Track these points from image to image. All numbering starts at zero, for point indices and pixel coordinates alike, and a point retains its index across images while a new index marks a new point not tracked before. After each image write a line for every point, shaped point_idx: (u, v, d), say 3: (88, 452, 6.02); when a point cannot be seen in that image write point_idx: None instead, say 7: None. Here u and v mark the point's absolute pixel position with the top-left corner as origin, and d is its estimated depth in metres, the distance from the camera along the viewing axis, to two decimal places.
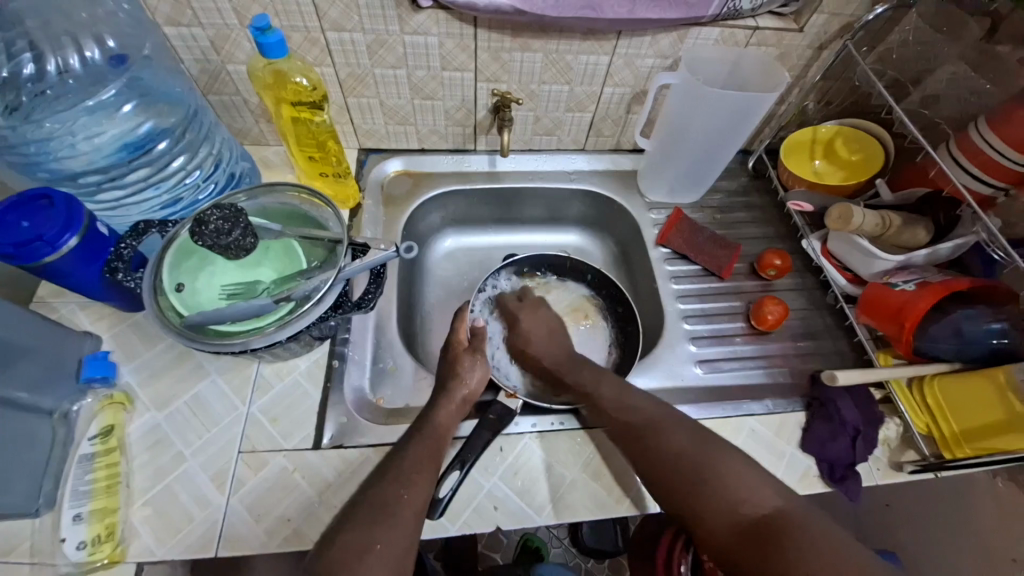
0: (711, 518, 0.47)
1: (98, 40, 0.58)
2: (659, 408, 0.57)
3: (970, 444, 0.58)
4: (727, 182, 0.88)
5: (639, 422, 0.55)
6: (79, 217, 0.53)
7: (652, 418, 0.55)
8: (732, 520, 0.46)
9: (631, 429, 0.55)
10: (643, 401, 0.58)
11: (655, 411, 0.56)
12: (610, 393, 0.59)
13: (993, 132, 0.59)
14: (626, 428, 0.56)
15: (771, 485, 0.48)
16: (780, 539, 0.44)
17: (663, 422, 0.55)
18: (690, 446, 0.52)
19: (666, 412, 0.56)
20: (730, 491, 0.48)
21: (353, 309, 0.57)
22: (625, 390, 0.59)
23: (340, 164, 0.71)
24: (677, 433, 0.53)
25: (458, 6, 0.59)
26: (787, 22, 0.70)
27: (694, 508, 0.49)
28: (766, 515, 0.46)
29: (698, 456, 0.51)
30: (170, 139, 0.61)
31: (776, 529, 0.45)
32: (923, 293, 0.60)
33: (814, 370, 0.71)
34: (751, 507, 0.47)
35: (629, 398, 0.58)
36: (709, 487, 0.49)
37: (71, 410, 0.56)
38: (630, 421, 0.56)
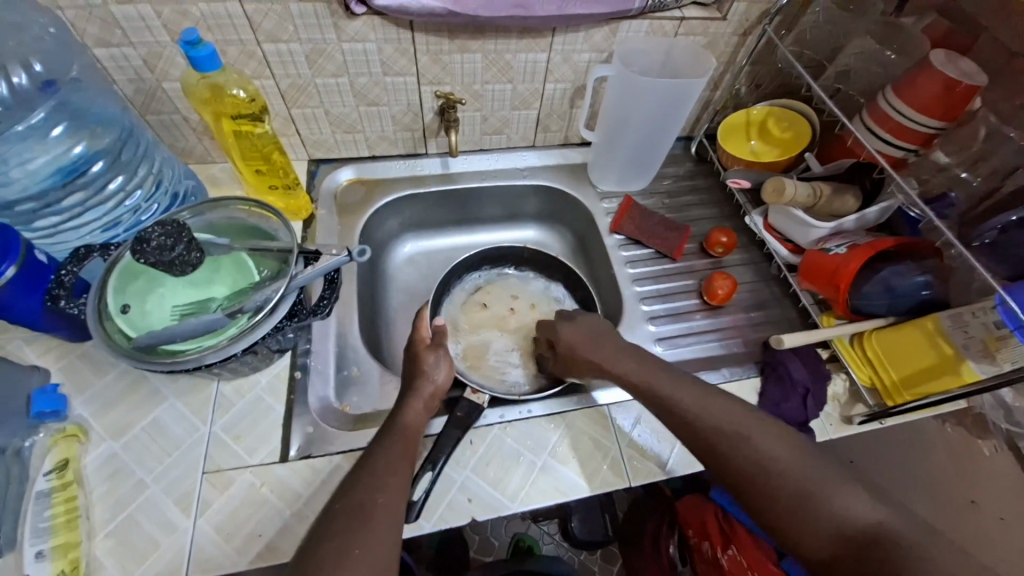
0: (812, 537, 0.46)
1: (25, 65, 0.55)
2: (746, 415, 0.54)
3: (908, 390, 0.62)
4: (674, 168, 0.92)
5: (727, 434, 0.52)
6: (14, 245, 0.52)
7: (740, 430, 0.52)
8: (835, 539, 0.46)
9: (720, 442, 0.52)
10: (729, 408, 0.54)
11: (742, 419, 0.53)
12: (693, 403, 0.55)
13: (899, 98, 0.64)
14: (713, 442, 0.52)
15: (866, 496, 0.47)
16: (890, 558, 0.43)
17: (750, 432, 0.52)
18: (787, 459, 0.50)
19: (754, 421, 0.53)
20: (834, 507, 0.47)
21: (310, 316, 0.57)
22: (707, 401, 0.55)
23: (287, 174, 0.71)
24: (771, 446, 0.51)
25: (392, 11, 0.60)
26: (710, 11, 0.73)
27: (790, 525, 0.47)
28: (872, 532, 0.45)
29: (796, 472, 0.49)
30: (106, 160, 0.60)
31: (886, 548, 0.44)
32: (852, 255, 0.64)
33: (765, 337, 0.75)
34: (855, 523, 0.46)
35: (717, 409, 0.54)
36: (812, 504, 0.47)
37: (23, 446, 0.53)
38: (717, 438, 0.52)
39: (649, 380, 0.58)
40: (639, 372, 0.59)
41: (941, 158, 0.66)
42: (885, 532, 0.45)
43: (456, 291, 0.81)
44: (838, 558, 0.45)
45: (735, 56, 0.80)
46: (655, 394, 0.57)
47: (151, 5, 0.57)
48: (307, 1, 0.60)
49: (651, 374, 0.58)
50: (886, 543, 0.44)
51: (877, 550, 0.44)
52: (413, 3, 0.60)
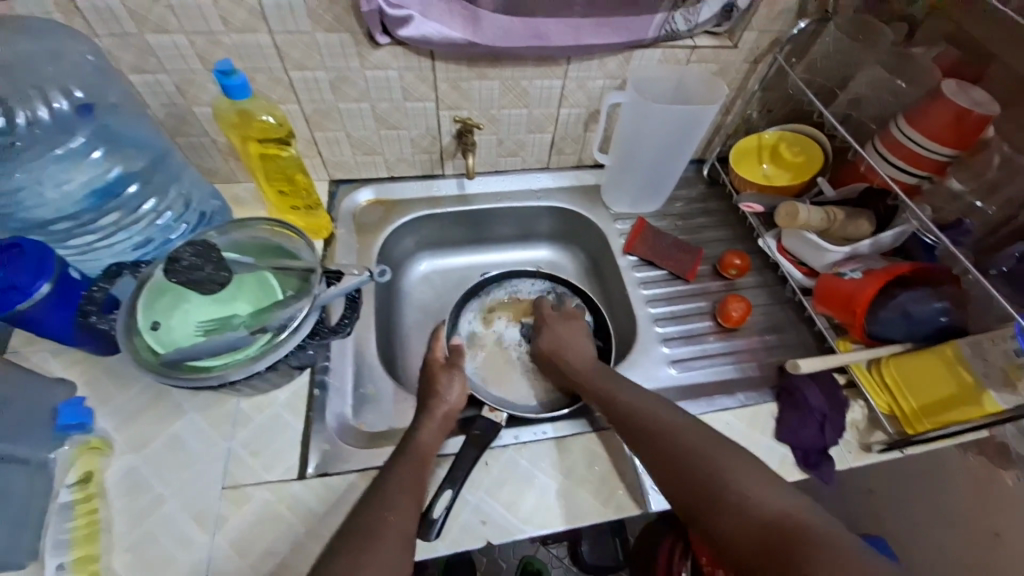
0: (726, 527, 0.47)
1: (65, 91, 0.58)
2: (678, 416, 0.58)
3: (928, 418, 0.62)
4: (686, 191, 0.93)
5: (660, 433, 0.56)
6: (49, 263, 0.54)
7: (669, 426, 0.57)
8: (745, 529, 0.46)
9: (653, 438, 0.56)
10: (662, 407, 0.59)
11: (676, 421, 0.57)
12: (637, 405, 0.60)
13: (913, 127, 0.64)
14: (649, 439, 0.56)
15: (782, 490, 0.48)
16: (791, 544, 0.43)
17: (679, 431, 0.56)
18: (708, 453, 0.53)
19: (687, 422, 0.57)
20: (743, 497, 0.48)
21: (330, 335, 0.59)
22: (642, 400, 0.60)
23: (310, 195, 0.74)
24: (697, 443, 0.54)
25: (414, 41, 0.62)
26: (721, 40, 0.74)
27: (709, 515, 0.49)
28: (779, 519, 0.45)
29: (714, 465, 0.51)
30: (140, 183, 0.63)
31: (790, 535, 0.44)
32: (868, 280, 0.64)
33: (781, 361, 0.75)
34: (762, 511, 0.46)
35: (654, 411, 0.59)
36: (724, 494, 0.49)
37: (48, 458, 0.54)
38: (644, 432, 0.57)
39: (604, 382, 0.64)
40: (603, 374, 0.65)
41: (955, 186, 0.66)
42: (792, 521, 0.45)
43: (468, 310, 0.81)
44: (749, 549, 0.45)
45: (746, 83, 0.81)
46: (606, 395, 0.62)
47: (186, 36, 0.60)
48: (332, 32, 0.62)
49: (610, 376, 0.65)
50: (792, 531, 0.44)
51: (780, 537, 0.44)
52: (435, 34, 0.62)
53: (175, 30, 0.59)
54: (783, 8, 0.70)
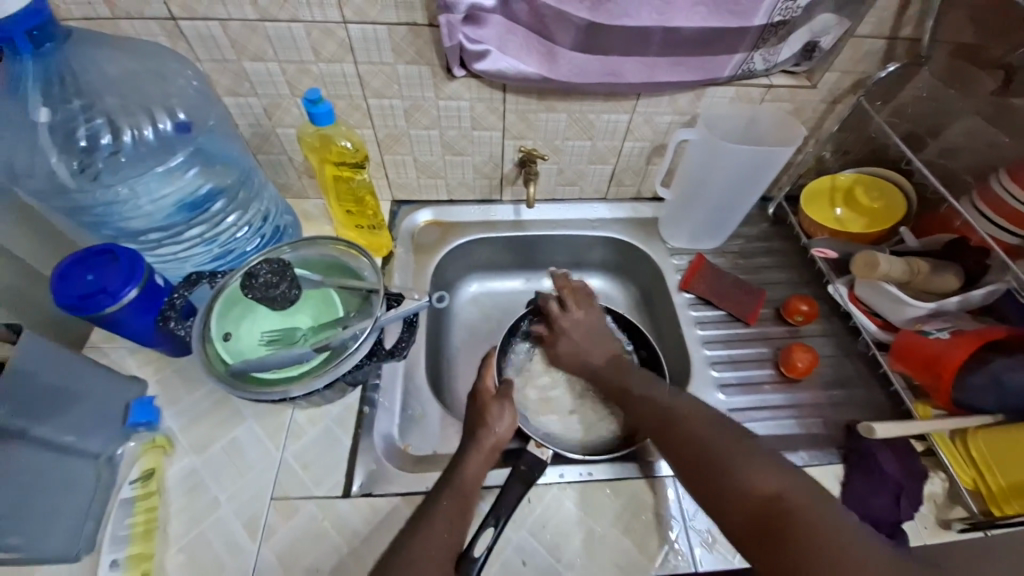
0: (725, 508, 0.47)
1: (170, 113, 0.63)
2: (691, 405, 0.57)
3: (1018, 501, 0.55)
4: (748, 228, 0.90)
5: (665, 420, 0.57)
6: (139, 270, 0.58)
7: (680, 414, 0.56)
8: (743, 509, 0.45)
9: (659, 423, 0.57)
10: (676, 397, 0.59)
11: (678, 407, 0.57)
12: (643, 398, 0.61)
13: (1015, 184, 0.60)
14: (656, 429, 0.58)
15: (777, 470, 0.46)
16: (783, 526, 0.42)
17: (680, 417, 0.56)
18: (706, 437, 0.52)
19: (690, 407, 0.57)
20: (737, 478, 0.47)
21: (387, 357, 0.60)
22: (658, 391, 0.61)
23: (375, 216, 0.76)
24: (695, 427, 0.54)
25: (489, 75, 0.64)
26: (800, 79, 0.72)
27: (711, 499, 0.49)
28: (770, 499, 0.44)
29: (711, 448, 0.51)
30: (226, 198, 0.67)
31: (782, 516, 0.43)
32: (956, 342, 0.60)
33: (849, 419, 0.69)
34: (754, 490, 0.45)
35: (657, 399, 0.60)
36: (720, 476, 0.48)
37: (116, 453, 0.58)
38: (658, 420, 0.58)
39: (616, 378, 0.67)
40: (615, 374, 0.67)
41: None
42: (783, 502, 0.44)
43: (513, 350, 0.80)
44: (747, 528, 0.45)
45: (822, 123, 0.78)
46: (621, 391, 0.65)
47: (279, 64, 0.64)
48: (413, 64, 0.65)
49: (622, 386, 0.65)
50: (783, 510, 0.43)
51: (773, 518, 0.43)
52: (510, 69, 0.63)
53: (270, 58, 0.64)
54: (868, 49, 0.68)
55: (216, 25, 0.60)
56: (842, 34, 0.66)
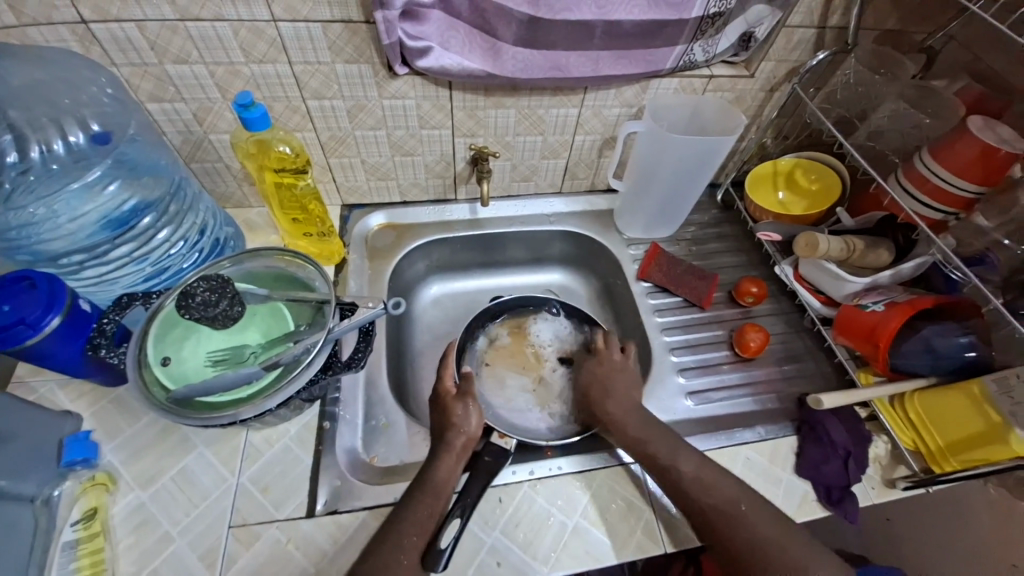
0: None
1: (83, 124, 0.58)
2: (737, 488, 0.54)
3: (956, 457, 0.59)
4: (699, 215, 0.93)
5: (693, 482, 0.55)
6: (61, 296, 0.53)
7: (731, 498, 0.53)
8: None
9: (685, 484, 0.55)
10: (714, 473, 0.56)
11: (705, 469, 0.56)
12: (665, 451, 0.58)
13: (937, 161, 0.64)
14: (690, 495, 0.54)
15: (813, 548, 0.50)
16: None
17: (729, 497, 0.53)
18: (745, 510, 0.52)
19: (713, 469, 0.56)
20: (785, 558, 0.49)
21: (344, 369, 0.57)
22: (692, 460, 0.57)
23: (324, 223, 0.73)
24: (729, 496, 0.54)
25: (433, 72, 0.62)
26: (738, 69, 0.75)
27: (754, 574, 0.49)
28: None
29: (752, 521, 0.52)
30: (155, 213, 0.62)
31: None
32: (893, 313, 0.63)
33: (800, 392, 0.73)
34: None
35: (680, 457, 0.57)
36: (769, 555, 0.49)
37: (52, 496, 0.53)
38: (703, 499, 0.54)
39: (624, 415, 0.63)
40: (617, 405, 0.64)
41: (982, 223, 0.65)
42: None
43: (473, 353, 0.78)
44: None
45: (762, 110, 0.82)
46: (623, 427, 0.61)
47: (206, 66, 0.60)
48: (352, 63, 0.63)
49: (638, 416, 0.62)
50: None
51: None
52: (454, 65, 0.62)
53: (195, 61, 0.60)
54: (800, 38, 0.71)
55: (130, 26, 0.55)
56: (775, 24, 0.69)
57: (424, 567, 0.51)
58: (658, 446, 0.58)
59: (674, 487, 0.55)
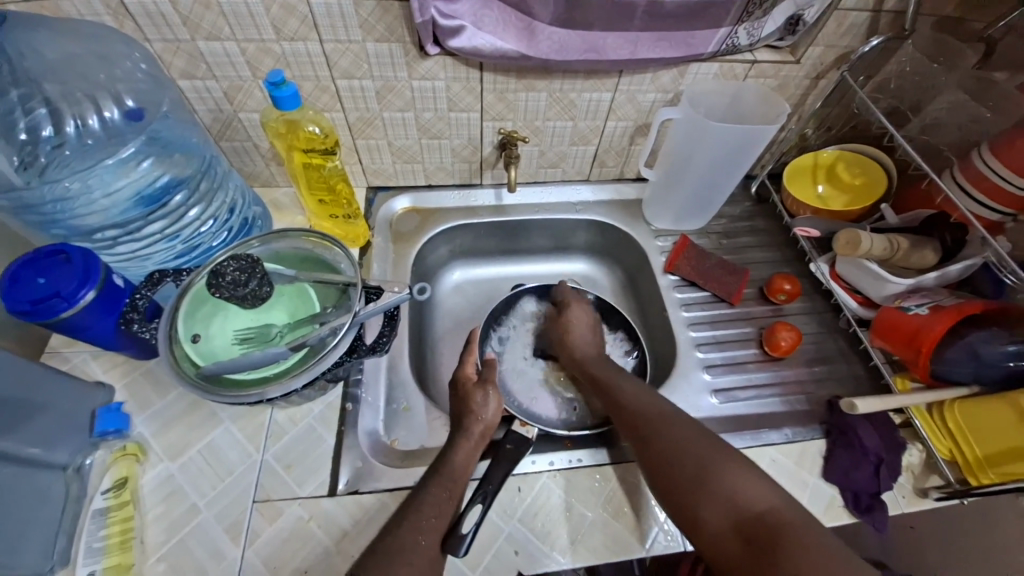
0: (708, 515, 0.47)
1: (117, 100, 0.59)
2: (729, 450, 0.52)
3: (994, 469, 0.57)
4: (731, 208, 0.90)
5: (647, 423, 0.56)
6: (95, 268, 0.54)
7: (724, 458, 0.51)
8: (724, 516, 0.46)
9: (641, 425, 0.56)
10: (709, 436, 0.54)
11: (665, 413, 0.57)
12: (667, 412, 0.57)
13: (997, 158, 0.60)
14: (674, 451, 0.52)
15: (771, 486, 0.47)
16: (773, 536, 0.43)
17: (719, 455, 0.51)
18: (694, 447, 0.52)
19: (675, 414, 0.56)
20: (727, 488, 0.48)
21: (368, 353, 0.57)
22: (686, 425, 0.55)
23: (351, 206, 0.73)
24: (716, 452, 0.51)
25: (464, 52, 0.61)
26: (783, 55, 0.71)
27: (688, 506, 0.49)
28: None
29: (699, 456, 0.51)
30: (186, 191, 0.63)
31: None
32: (937, 317, 0.60)
33: (831, 395, 0.71)
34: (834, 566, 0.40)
35: (676, 422, 0.55)
36: (707, 483, 0.49)
37: (84, 463, 0.55)
38: (690, 459, 0.51)
39: (607, 376, 0.64)
40: (600, 367, 0.66)
41: None
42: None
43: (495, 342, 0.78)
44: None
45: (805, 99, 0.78)
46: (603, 386, 0.63)
47: (237, 43, 0.60)
48: (383, 42, 0.61)
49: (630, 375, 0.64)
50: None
51: (760, 527, 0.44)
52: (487, 46, 0.60)
53: (226, 37, 0.59)
54: (853, 22, 0.67)
55: (164, 1, 0.55)
56: (827, 6, 0.65)
57: (445, 552, 0.51)
58: (650, 406, 0.58)
59: (661, 446, 0.54)
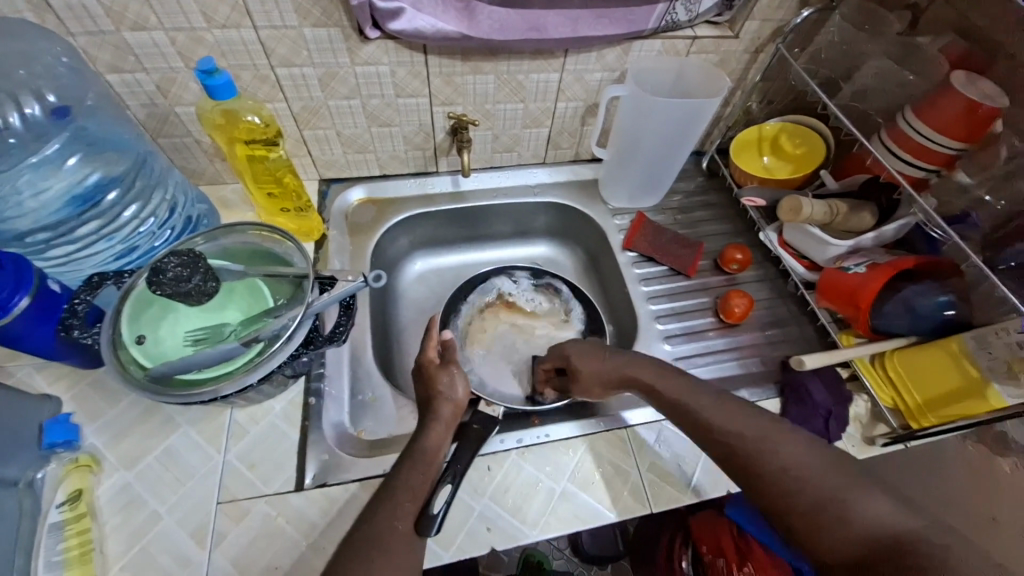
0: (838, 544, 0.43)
1: (38, 96, 0.55)
2: (844, 471, 0.47)
3: (934, 413, 0.61)
4: (684, 183, 0.92)
5: (749, 446, 0.50)
6: (28, 277, 0.51)
7: (844, 480, 0.46)
8: (857, 548, 0.43)
9: (741, 450, 0.51)
10: (819, 451, 0.49)
11: (767, 432, 0.51)
12: (761, 433, 0.51)
13: (920, 120, 0.63)
14: (783, 473, 0.48)
15: (896, 506, 0.44)
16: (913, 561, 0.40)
17: (836, 474, 0.47)
18: (811, 471, 0.47)
19: (776, 430, 0.51)
20: (858, 517, 0.44)
21: (326, 343, 0.57)
22: (797, 446, 0.50)
23: (300, 198, 0.71)
24: (830, 472, 0.47)
25: (406, 35, 0.60)
26: (722, 29, 0.73)
27: (812, 539, 0.45)
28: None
29: (821, 482, 0.46)
30: (120, 188, 0.60)
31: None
32: (873, 275, 0.64)
33: (784, 356, 0.74)
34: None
35: (779, 441, 0.50)
36: (838, 511, 0.45)
37: (35, 478, 0.52)
38: (814, 490, 0.46)
39: (681, 396, 0.56)
40: (668, 386, 0.57)
41: (964, 180, 0.65)
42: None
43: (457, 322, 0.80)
44: None
45: (746, 74, 0.80)
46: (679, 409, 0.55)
47: (166, 32, 0.57)
48: (321, 27, 0.60)
49: (700, 395, 0.55)
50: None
51: (897, 559, 0.41)
52: (428, 28, 0.60)
53: (153, 27, 0.57)
54: None
55: None
56: None
57: (418, 533, 0.50)
58: (745, 431, 0.52)
59: (768, 472, 0.49)
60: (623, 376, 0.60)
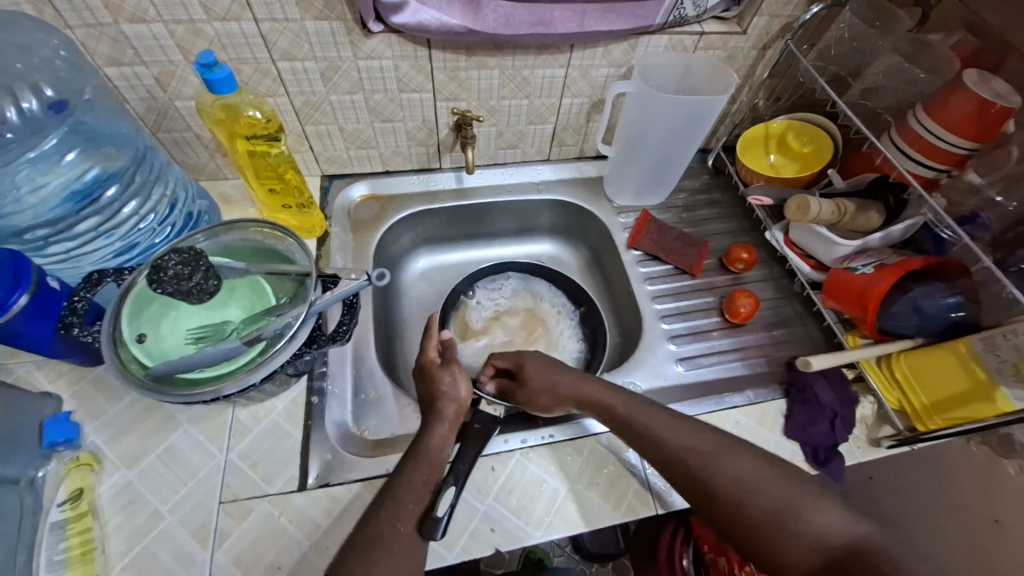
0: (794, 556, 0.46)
1: (35, 89, 0.54)
2: (793, 484, 0.49)
3: (940, 415, 0.60)
4: (690, 181, 0.91)
5: (701, 460, 0.51)
6: (27, 274, 0.51)
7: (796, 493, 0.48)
8: (815, 557, 0.45)
9: (692, 465, 0.51)
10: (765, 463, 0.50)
11: (717, 446, 0.52)
12: (711, 448, 0.51)
13: (930, 118, 0.63)
14: (741, 488, 0.49)
15: (843, 512, 0.47)
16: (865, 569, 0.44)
17: (786, 487, 0.49)
18: (763, 484, 0.49)
19: (725, 445, 0.52)
20: (811, 527, 0.46)
21: (329, 342, 0.56)
22: (746, 459, 0.51)
23: (302, 194, 0.70)
24: (782, 486, 0.49)
25: (410, 29, 0.59)
26: (730, 25, 0.72)
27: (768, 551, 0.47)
28: None
29: (774, 495, 0.48)
30: (119, 184, 0.59)
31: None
32: (881, 275, 0.63)
33: (789, 356, 0.73)
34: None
35: (731, 454, 0.51)
36: (789, 524, 0.47)
37: (36, 477, 0.52)
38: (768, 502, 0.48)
39: (634, 415, 0.55)
40: (616, 401, 0.57)
41: (973, 180, 0.64)
42: None
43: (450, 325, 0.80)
44: None
45: (754, 70, 0.79)
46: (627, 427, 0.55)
47: (165, 24, 0.56)
48: (323, 20, 0.59)
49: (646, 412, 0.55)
50: None
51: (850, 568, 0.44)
52: (432, 21, 0.59)
53: (152, 19, 0.56)
54: None
55: None
56: None
57: (422, 534, 0.48)
58: (697, 445, 0.52)
59: (723, 487, 0.49)
60: (576, 391, 0.59)
